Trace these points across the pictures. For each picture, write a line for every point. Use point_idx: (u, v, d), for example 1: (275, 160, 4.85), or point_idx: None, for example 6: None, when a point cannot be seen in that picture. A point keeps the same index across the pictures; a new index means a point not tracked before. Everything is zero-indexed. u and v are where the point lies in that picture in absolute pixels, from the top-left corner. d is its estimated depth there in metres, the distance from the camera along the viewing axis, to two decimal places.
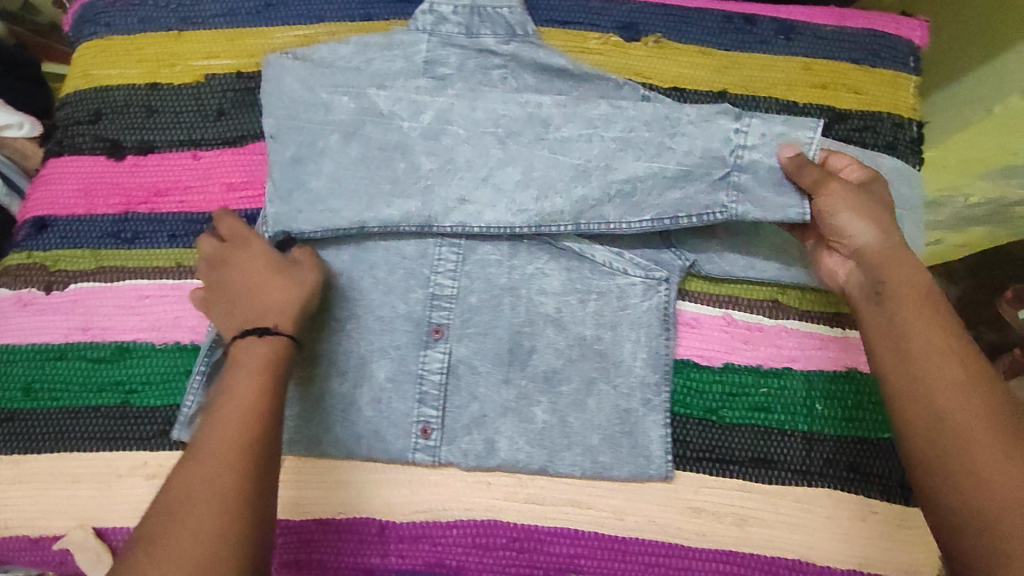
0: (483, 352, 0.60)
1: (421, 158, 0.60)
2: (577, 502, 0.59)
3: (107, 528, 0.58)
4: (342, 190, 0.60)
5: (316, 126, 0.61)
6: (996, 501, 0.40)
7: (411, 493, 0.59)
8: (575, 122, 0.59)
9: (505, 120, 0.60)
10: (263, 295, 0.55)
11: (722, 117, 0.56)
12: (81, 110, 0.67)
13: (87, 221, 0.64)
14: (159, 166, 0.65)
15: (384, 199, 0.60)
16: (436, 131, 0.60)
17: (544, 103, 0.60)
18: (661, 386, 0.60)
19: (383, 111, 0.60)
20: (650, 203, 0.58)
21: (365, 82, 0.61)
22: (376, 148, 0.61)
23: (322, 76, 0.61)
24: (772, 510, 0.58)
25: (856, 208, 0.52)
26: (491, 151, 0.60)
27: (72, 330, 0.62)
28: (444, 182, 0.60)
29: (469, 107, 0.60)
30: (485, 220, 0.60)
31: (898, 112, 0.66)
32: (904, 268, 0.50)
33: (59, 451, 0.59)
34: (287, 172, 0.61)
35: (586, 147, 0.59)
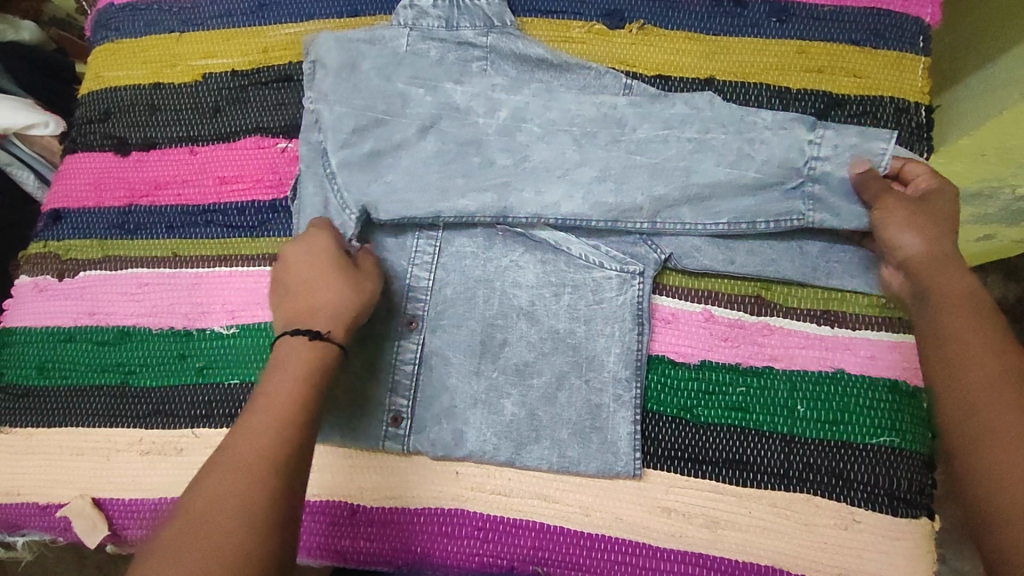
0: (455, 344, 0.61)
1: (496, 155, 0.62)
2: (544, 495, 0.59)
3: (104, 498, 0.62)
4: (416, 183, 0.61)
5: (396, 116, 0.62)
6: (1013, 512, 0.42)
7: (385, 479, 0.60)
8: (650, 124, 0.61)
9: (580, 119, 0.62)
10: (322, 294, 0.54)
11: (798, 126, 0.59)
12: (93, 110, 0.73)
13: (96, 213, 0.70)
14: (160, 161, 0.70)
15: (459, 191, 0.61)
16: (512, 129, 0.62)
17: (619, 103, 0.62)
18: (631, 382, 0.59)
19: (460, 106, 0.63)
20: (725, 207, 0.59)
21: (441, 76, 0.63)
22: (453, 142, 0.62)
23: (395, 66, 0.63)
24: (745, 513, 0.57)
25: (905, 221, 0.55)
26: (569, 154, 0.61)
27: (81, 314, 0.67)
28: (523, 178, 0.61)
29: (547, 107, 0.62)
30: (562, 212, 0.60)
31: (902, 96, 0.65)
32: (951, 277, 0.53)
33: (66, 426, 0.64)
34: (363, 161, 0.62)
35: (661, 148, 0.60)
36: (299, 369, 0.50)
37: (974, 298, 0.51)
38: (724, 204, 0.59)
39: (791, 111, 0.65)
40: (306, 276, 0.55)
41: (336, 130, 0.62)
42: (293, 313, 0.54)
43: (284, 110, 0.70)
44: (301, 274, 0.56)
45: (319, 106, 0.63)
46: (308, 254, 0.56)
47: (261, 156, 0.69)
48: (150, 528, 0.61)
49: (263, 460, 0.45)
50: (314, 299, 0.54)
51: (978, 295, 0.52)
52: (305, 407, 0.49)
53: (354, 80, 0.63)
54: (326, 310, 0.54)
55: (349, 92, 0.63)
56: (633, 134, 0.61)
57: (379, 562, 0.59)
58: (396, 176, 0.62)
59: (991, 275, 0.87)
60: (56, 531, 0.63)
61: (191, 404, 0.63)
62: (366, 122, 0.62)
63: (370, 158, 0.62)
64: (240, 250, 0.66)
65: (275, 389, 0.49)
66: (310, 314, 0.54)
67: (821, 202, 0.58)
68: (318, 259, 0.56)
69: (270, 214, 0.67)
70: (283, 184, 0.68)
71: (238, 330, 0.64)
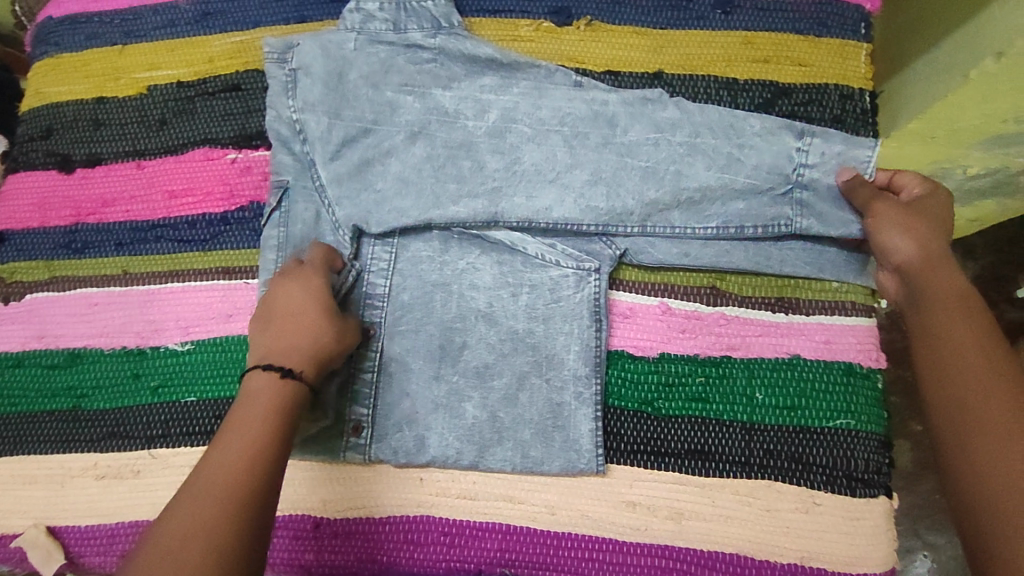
0: (414, 349, 0.60)
1: (486, 157, 0.62)
2: (509, 497, 0.58)
3: (60, 526, 0.61)
4: (410, 189, 0.61)
5: (386, 125, 0.62)
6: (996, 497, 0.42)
7: (348, 489, 0.59)
8: (640, 125, 0.61)
9: (571, 117, 0.62)
10: (302, 331, 0.52)
11: (786, 134, 0.59)
12: (35, 127, 0.71)
13: (41, 234, 0.68)
14: (106, 177, 0.69)
15: (451, 198, 0.61)
16: (502, 130, 0.62)
17: (612, 101, 0.62)
18: (591, 378, 0.59)
19: (450, 111, 0.62)
20: (715, 211, 0.60)
21: (430, 82, 0.63)
22: (442, 147, 0.62)
23: (386, 75, 0.63)
24: (708, 503, 0.57)
25: (897, 224, 0.54)
26: (559, 156, 0.61)
27: (29, 339, 0.65)
28: (514, 183, 0.61)
29: (535, 106, 0.62)
30: (554, 216, 0.61)
31: (847, 82, 0.66)
32: (945, 277, 0.51)
33: (18, 454, 0.62)
34: (355, 170, 0.62)
35: (653, 150, 0.60)
36: (266, 404, 0.48)
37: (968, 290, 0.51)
38: (715, 208, 0.60)
39: (739, 102, 0.66)
40: (286, 312, 0.54)
41: (325, 141, 0.62)
42: (266, 344, 0.52)
43: (231, 120, 0.69)
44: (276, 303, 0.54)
45: (306, 116, 0.62)
46: (293, 290, 0.55)
47: (210, 168, 0.68)
48: (106, 554, 0.60)
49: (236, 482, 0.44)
50: (289, 334, 0.52)
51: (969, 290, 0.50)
52: (276, 442, 0.47)
53: (343, 90, 0.62)
54: (304, 347, 0.52)
55: (341, 102, 0.62)
56: (623, 135, 0.61)
57: (346, 574, 0.58)
58: (387, 184, 0.62)
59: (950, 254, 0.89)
60: (13, 562, 0.62)
61: (148, 424, 0.62)
62: (355, 132, 0.62)
63: (358, 168, 0.62)
64: (192, 264, 0.65)
65: (244, 422, 0.47)
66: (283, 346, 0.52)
67: (808, 207, 0.58)
68: (304, 297, 0.54)
69: (221, 227, 0.66)
70: (233, 196, 0.67)
71: (193, 346, 0.63)
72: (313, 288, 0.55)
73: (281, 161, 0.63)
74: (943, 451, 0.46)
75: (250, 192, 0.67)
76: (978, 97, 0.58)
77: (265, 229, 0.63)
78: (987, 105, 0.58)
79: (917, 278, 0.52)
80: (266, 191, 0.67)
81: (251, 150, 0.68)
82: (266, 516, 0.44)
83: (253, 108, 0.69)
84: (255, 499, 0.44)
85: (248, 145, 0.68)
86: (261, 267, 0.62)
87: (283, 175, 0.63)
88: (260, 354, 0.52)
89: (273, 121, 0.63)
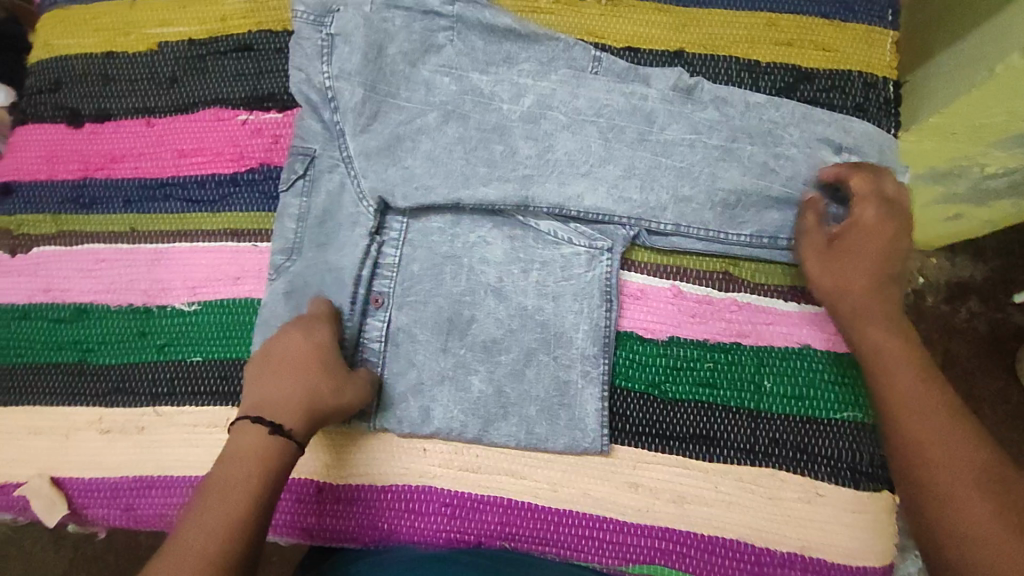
0: (422, 320, 0.60)
1: (519, 143, 0.61)
2: (511, 471, 0.59)
3: (63, 478, 0.61)
4: (439, 169, 0.61)
5: (416, 105, 0.61)
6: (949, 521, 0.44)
7: (351, 457, 0.59)
8: (678, 125, 0.61)
9: (609, 109, 0.61)
10: (297, 391, 0.52)
11: (824, 148, 0.60)
12: (43, 79, 0.70)
13: (49, 186, 0.67)
14: (116, 133, 0.68)
15: (480, 181, 0.60)
16: (536, 115, 0.62)
17: (651, 96, 0.61)
18: (599, 358, 0.59)
19: (484, 92, 0.62)
20: (750, 219, 0.60)
21: (468, 65, 0.62)
22: (475, 129, 0.61)
23: (425, 54, 0.62)
24: (710, 487, 0.57)
25: (828, 256, 0.56)
26: (594, 148, 0.61)
27: (35, 292, 0.65)
28: (545, 172, 0.61)
29: (572, 94, 0.62)
30: (585, 205, 0.60)
31: (872, 70, 0.65)
32: (870, 318, 0.54)
33: (21, 406, 0.62)
34: (384, 146, 0.61)
35: (688, 152, 0.60)
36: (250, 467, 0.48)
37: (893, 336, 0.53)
38: (749, 217, 0.60)
39: (760, 85, 0.65)
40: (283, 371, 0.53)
41: (357, 112, 0.61)
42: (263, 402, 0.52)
43: (243, 81, 0.67)
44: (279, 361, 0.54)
45: (339, 84, 0.61)
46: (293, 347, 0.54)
47: (221, 128, 0.66)
48: (108, 508, 0.60)
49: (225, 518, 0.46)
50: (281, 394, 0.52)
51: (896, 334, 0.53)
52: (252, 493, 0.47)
53: (381, 65, 0.61)
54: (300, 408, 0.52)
55: (376, 76, 0.61)
56: (661, 133, 0.61)
57: (346, 540, 0.58)
58: (416, 162, 0.61)
59: (959, 255, 0.90)
60: (15, 511, 0.62)
61: (152, 383, 0.61)
62: (387, 107, 0.61)
63: (388, 144, 0.61)
64: (200, 224, 0.65)
65: (226, 478, 0.48)
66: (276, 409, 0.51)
67: None
68: (300, 355, 0.54)
69: (231, 188, 0.65)
70: (243, 158, 0.66)
71: (200, 307, 0.63)
72: (318, 345, 0.55)
73: (308, 126, 0.63)
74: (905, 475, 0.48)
75: (260, 155, 0.66)
76: (1001, 92, 0.56)
77: (282, 194, 0.63)
78: (1012, 101, 0.57)
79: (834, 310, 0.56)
80: (276, 155, 0.66)
81: (263, 112, 0.66)
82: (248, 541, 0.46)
83: (265, 70, 0.67)
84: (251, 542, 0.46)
85: (259, 107, 0.67)
86: (278, 235, 0.62)
87: (308, 143, 0.62)
88: (248, 407, 0.52)
89: (301, 82, 0.62)
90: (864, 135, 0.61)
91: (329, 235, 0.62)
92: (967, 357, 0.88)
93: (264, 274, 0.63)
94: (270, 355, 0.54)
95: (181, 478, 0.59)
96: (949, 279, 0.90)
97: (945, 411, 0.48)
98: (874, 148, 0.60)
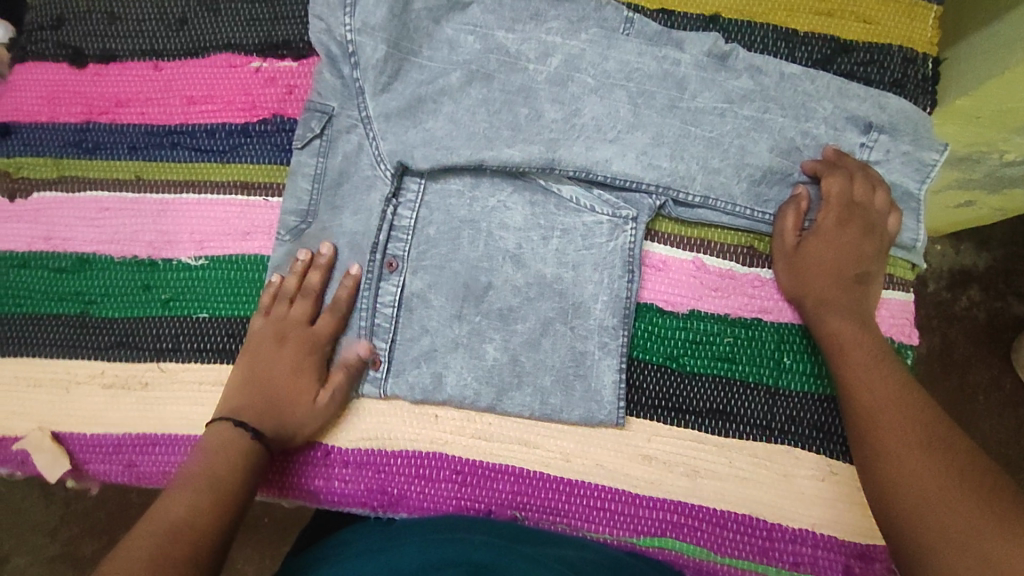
0: (438, 285, 0.59)
1: (545, 107, 0.59)
2: (523, 441, 0.58)
3: (63, 432, 0.59)
4: (461, 131, 0.59)
5: (440, 64, 0.59)
6: (907, 479, 0.45)
7: (360, 420, 0.58)
8: (711, 93, 0.59)
9: (640, 74, 0.59)
10: (231, 448, 0.52)
11: (852, 129, 0.59)
12: (44, 15, 0.67)
13: (50, 129, 0.65)
14: (121, 76, 0.65)
15: (504, 143, 0.58)
16: (563, 78, 0.59)
17: (684, 62, 0.60)
18: (618, 330, 0.58)
19: (510, 51, 0.59)
20: (774, 196, 0.59)
21: (494, 23, 0.60)
22: (499, 92, 0.59)
23: (451, 12, 0.60)
24: (724, 463, 0.57)
25: (786, 257, 0.58)
26: (622, 114, 0.59)
27: (35, 239, 0.62)
28: (570, 136, 0.59)
29: (602, 56, 0.59)
30: (613, 170, 0.58)
31: (912, 45, 0.63)
32: (834, 316, 0.54)
33: (21, 356, 0.61)
34: (404, 107, 0.59)
35: (718, 122, 0.59)
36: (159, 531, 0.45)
37: (852, 334, 0.53)
38: (774, 194, 0.59)
39: (797, 56, 0.63)
40: (271, 363, 0.56)
41: (378, 71, 0.58)
42: (248, 392, 0.56)
43: (256, 26, 0.64)
44: (268, 351, 0.57)
45: (361, 39, 0.58)
46: (280, 342, 0.57)
47: (232, 76, 0.64)
48: (110, 463, 0.58)
49: (190, 499, 0.48)
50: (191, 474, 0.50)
51: (865, 334, 0.53)
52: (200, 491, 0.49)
53: (405, 20, 0.59)
54: (268, 410, 0.55)
55: (401, 32, 0.59)
56: (692, 101, 0.59)
57: (354, 502, 0.58)
58: (438, 124, 0.59)
59: (964, 242, 0.89)
60: (12, 465, 0.60)
61: (156, 338, 0.60)
62: (409, 66, 0.59)
63: (410, 105, 0.59)
64: (209, 175, 0.62)
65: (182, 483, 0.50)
66: (261, 393, 0.56)
67: None
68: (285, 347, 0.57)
69: (242, 140, 0.63)
70: (256, 107, 0.63)
71: (208, 263, 0.61)
72: (295, 343, 0.57)
73: (325, 81, 0.60)
74: (863, 446, 0.49)
75: (273, 105, 0.63)
76: None
77: (296, 151, 0.61)
78: None
79: (800, 308, 0.57)
80: (289, 106, 0.63)
81: (277, 60, 0.64)
82: (180, 501, 0.48)
83: (281, 15, 0.64)
84: (183, 500, 0.48)
85: (273, 55, 0.64)
86: (292, 195, 0.60)
87: (328, 100, 0.61)
88: (222, 412, 0.55)
89: (322, 33, 0.59)
90: (899, 112, 0.60)
91: (343, 198, 0.60)
92: (965, 344, 0.87)
93: (275, 230, 0.61)
94: (265, 344, 0.57)
95: (184, 436, 0.58)
96: (953, 266, 0.89)
97: (893, 384, 0.50)
98: (904, 125, 0.60)
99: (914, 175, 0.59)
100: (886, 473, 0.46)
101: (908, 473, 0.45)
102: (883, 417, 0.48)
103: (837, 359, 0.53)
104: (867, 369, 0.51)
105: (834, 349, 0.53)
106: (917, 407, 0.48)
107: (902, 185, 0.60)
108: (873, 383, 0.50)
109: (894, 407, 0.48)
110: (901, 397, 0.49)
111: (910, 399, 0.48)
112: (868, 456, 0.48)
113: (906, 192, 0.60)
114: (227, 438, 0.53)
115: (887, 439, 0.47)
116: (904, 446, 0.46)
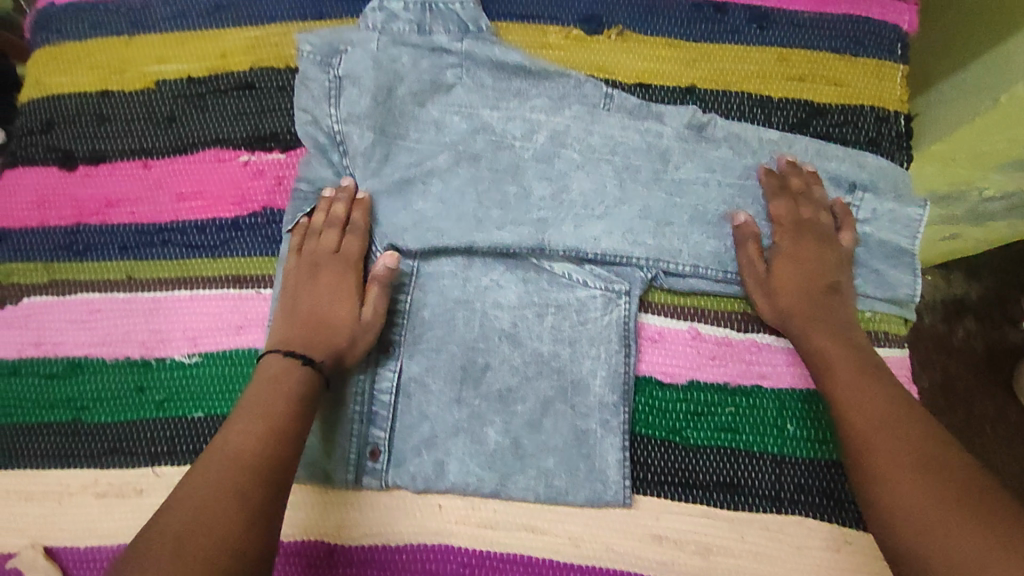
0: (435, 369, 0.58)
1: (533, 183, 0.60)
2: (531, 527, 0.56)
3: (57, 547, 0.58)
4: (450, 211, 0.59)
5: (427, 146, 0.60)
6: (942, 543, 0.41)
7: (363, 514, 0.57)
8: (692, 163, 0.60)
9: (623, 147, 0.61)
10: (283, 387, 0.52)
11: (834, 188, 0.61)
12: (34, 120, 0.68)
13: (41, 233, 0.65)
14: (111, 176, 0.65)
15: (494, 223, 0.59)
16: (549, 154, 0.61)
17: (665, 134, 0.61)
18: (618, 407, 0.57)
19: (494, 129, 0.61)
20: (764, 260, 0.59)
21: (479, 102, 0.61)
22: (488, 169, 0.60)
23: (435, 94, 0.61)
24: (737, 539, 0.55)
25: (762, 281, 0.58)
26: (608, 188, 0.60)
27: (26, 345, 0.62)
28: (559, 213, 0.59)
29: (585, 130, 0.61)
30: (601, 246, 0.59)
31: (882, 105, 0.64)
32: (817, 329, 0.56)
33: (13, 468, 0.59)
34: (394, 189, 0.60)
35: (703, 191, 0.60)
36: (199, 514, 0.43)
37: (843, 351, 0.54)
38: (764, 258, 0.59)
39: (772, 121, 0.64)
40: (315, 300, 0.58)
41: (367, 157, 0.60)
42: (294, 326, 0.57)
43: (244, 120, 0.65)
44: (311, 293, 0.58)
45: (348, 127, 0.60)
46: (321, 289, 0.59)
47: (221, 170, 0.64)
48: None
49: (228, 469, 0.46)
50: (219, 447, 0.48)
51: (852, 350, 0.54)
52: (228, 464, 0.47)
53: (390, 107, 0.60)
54: (319, 343, 0.56)
55: (386, 118, 0.60)
56: (675, 172, 0.60)
57: None
58: (428, 205, 0.59)
59: (953, 278, 0.90)
60: None
61: (152, 441, 0.59)
62: (396, 150, 0.60)
63: (399, 187, 0.60)
64: (200, 271, 0.62)
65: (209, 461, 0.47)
66: (310, 324, 0.57)
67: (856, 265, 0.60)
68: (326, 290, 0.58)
69: (233, 233, 0.63)
70: (245, 200, 0.64)
71: (202, 359, 0.60)
72: (334, 280, 0.59)
73: (316, 169, 0.61)
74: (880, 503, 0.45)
75: (262, 197, 0.63)
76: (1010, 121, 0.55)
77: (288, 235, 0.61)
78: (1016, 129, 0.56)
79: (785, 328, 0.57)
80: (279, 196, 0.63)
81: (264, 152, 0.65)
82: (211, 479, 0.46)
83: (268, 108, 0.65)
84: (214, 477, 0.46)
85: (261, 147, 0.65)
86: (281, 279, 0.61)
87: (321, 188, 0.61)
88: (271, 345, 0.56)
89: (308, 124, 0.61)
90: (878, 170, 0.61)
91: None
92: (967, 380, 0.87)
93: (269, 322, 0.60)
94: (308, 282, 0.59)
95: None
96: (945, 300, 0.89)
97: (907, 433, 0.47)
98: (884, 182, 0.61)
99: (902, 231, 0.60)
100: (915, 536, 0.42)
101: (943, 535, 0.41)
102: (901, 471, 0.45)
103: (824, 375, 0.53)
104: (851, 379, 0.52)
105: (823, 363, 0.54)
106: (935, 455, 0.45)
107: (891, 242, 0.60)
108: (881, 422, 0.48)
109: (911, 459, 0.46)
110: (916, 446, 0.46)
111: (928, 448, 0.46)
112: (888, 515, 0.45)
113: (896, 250, 0.60)
114: (277, 368, 0.53)
115: (909, 496, 0.44)
116: (930, 505, 0.43)
